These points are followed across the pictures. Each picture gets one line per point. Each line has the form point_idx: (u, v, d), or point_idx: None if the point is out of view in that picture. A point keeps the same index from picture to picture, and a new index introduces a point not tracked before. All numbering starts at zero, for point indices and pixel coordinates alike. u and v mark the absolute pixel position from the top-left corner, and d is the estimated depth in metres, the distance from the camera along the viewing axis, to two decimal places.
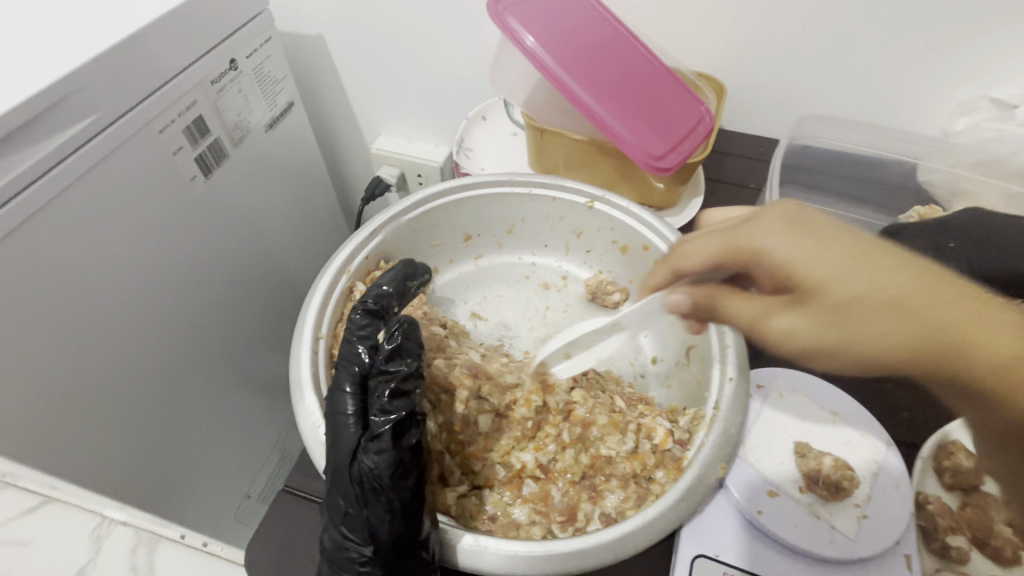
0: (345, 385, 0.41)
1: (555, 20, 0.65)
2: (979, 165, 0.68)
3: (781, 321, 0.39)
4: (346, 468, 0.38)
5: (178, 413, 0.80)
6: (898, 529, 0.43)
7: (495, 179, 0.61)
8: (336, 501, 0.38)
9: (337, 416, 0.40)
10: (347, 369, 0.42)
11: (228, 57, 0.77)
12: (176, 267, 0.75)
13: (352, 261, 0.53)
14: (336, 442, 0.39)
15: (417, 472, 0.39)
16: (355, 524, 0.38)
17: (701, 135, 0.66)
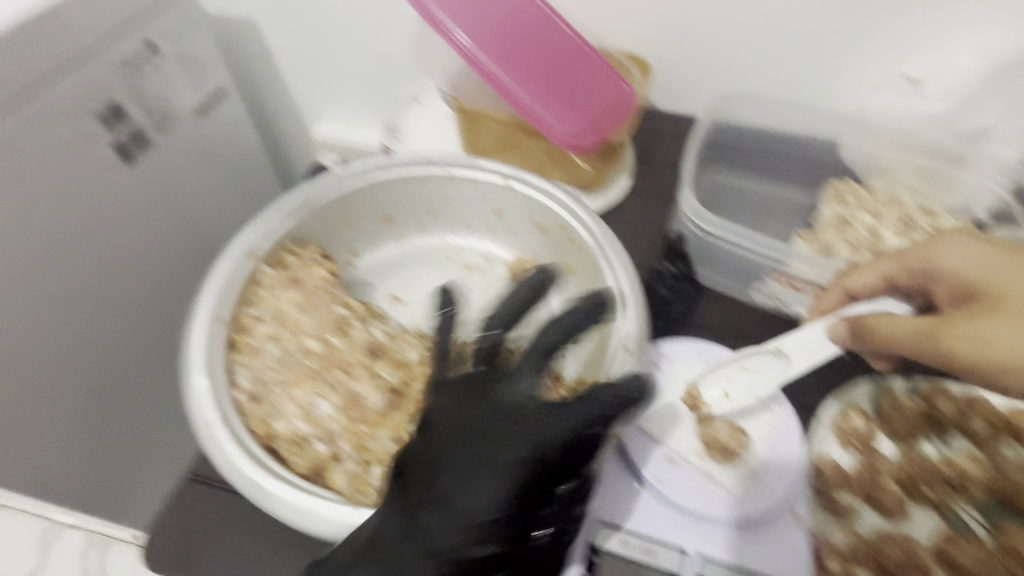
0: (501, 417, 0.43)
1: (483, 10, 0.65)
2: (892, 141, 0.71)
3: (961, 329, 0.44)
4: (500, 492, 0.40)
5: (124, 417, 0.77)
6: (787, 488, 0.47)
7: (409, 160, 0.61)
8: (445, 522, 0.40)
9: (508, 448, 0.41)
10: (480, 400, 0.44)
11: (144, 38, 0.70)
12: (110, 264, 0.71)
13: (257, 244, 0.53)
14: (496, 471, 0.41)
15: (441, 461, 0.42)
16: (449, 543, 0.39)
17: (619, 113, 0.68)
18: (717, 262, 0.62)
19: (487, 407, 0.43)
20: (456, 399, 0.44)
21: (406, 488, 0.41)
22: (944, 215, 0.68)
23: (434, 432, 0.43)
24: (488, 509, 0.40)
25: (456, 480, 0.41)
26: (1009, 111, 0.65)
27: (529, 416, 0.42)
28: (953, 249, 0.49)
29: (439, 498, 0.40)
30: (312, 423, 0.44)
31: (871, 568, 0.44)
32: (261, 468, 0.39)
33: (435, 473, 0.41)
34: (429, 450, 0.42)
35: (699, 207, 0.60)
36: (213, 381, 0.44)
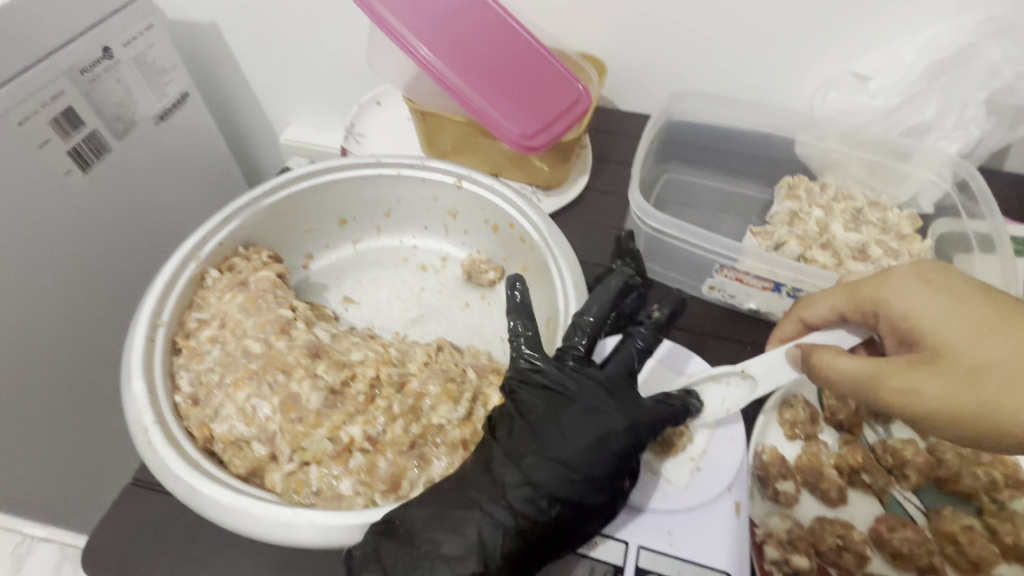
0: (590, 389, 0.45)
1: (442, 22, 0.65)
2: (844, 137, 0.71)
3: (904, 380, 0.41)
4: (604, 447, 0.42)
5: (95, 432, 0.76)
6: (729, 475, 0.46)
7: (359, 162, 0.62)
8: (547, 465, 0.41)
9: (617, 413, 0.43)
10: (585, 376, 0.45)
11: (100, 43, 0.69)
12: (70, 275, 0.68)
13: (204, 246, 0.54)
14: (604, 434, 0.42)
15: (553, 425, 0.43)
16: (557, 487, 0.40)
17: (576, 113, 0.67)
18: (667, 257, 0.64)
19: (575, 379, 0.45)
20: (575, 379, 0.45)
21: (513, 440, 0.42)
22: (892, 209, 0.70)
23: (537, 403, 0.44)
24: (591, 463, 0.41)
25: (553, 437, 0.42)
26: (947, 104, 0.67)
27: (622, 392, 0.45)
28: (900, 287, 0.43)
29: (540, 448, 0.42)
30: (251, 424, 0.44)
31: (807, 554, 0.45)
32: (194, 469, 0.40)
33: (542, 425, 0.43)
34: (546, 410, 0.43)
35: (645, 205, 0.60)
36: (149, 386, 0.44)
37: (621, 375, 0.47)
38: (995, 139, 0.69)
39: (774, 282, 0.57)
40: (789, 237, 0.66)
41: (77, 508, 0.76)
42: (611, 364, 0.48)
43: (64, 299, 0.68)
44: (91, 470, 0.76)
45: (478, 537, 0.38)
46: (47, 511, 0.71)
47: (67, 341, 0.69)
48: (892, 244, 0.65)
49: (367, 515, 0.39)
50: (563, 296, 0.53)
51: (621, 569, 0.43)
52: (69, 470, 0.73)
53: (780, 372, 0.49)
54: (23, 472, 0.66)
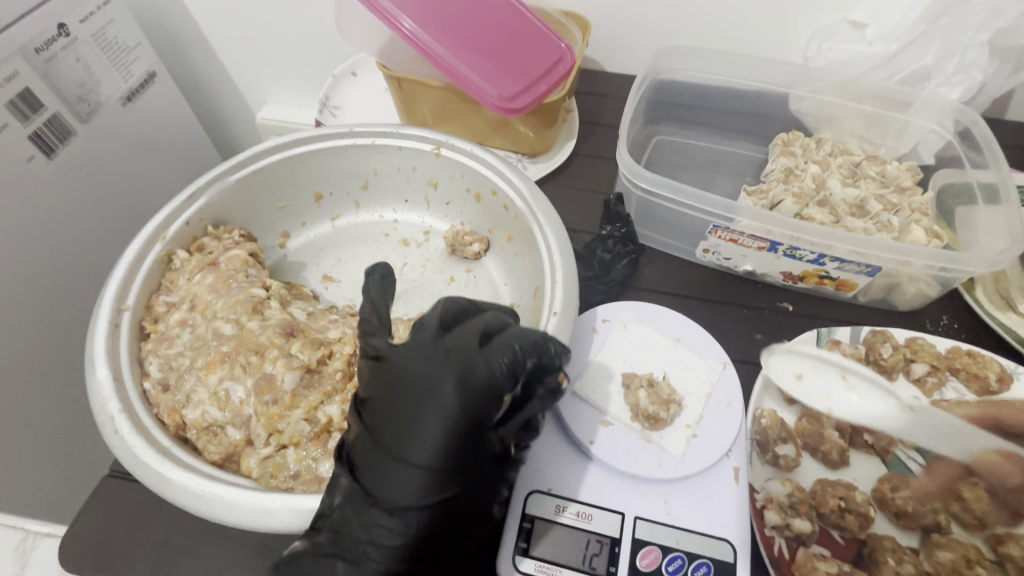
0: (421, 363, 0.38)
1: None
2: (839, 89, 0.68)
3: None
4: (448, 431, 0.36)
5: (77, 424, 0.74)
6: (727, 441, 0.46)
7: (333, 133, 0.60)
8: (392, 475, 0.36)
9: (449, 385, 0.36)
10: (415, 351, 0.38)
11: (54, 19, 0.64)
12: (46, 266, 0.66)
13: (169, 227, 0.52)
14: (442, 418, 0.36)
15: (390, 427, 0.37)
16: (407, 496, 0.36)
17: (559, 72, 0.63)
18: (659, 220, 0.61)
19: (405, 366, 0.38)
20: (406, 363, 0.38)
21: (360, 456, 0.38)
22: (891, 162, 0.67)
23: (371, 391, 0.39)
24: (433, 456, 0.36)
25: (391, 440, 0.37)
26: (946, 48, 0.63)
27: (460, 353, 0.37)
28: None
29: (381, 462, 0.37)
30: (225, 409, 0.43)
31: (808, 517, 0.43)
32: (163, 458, 0.39)
33: (378, 433, 0.37)
34: (379, 411, 0.38)
35: (633, 166, 0.57)
36: (115, 372, 0.43)
37: (470, 340, 0.38)
38: (996, 84, 0.66)
39: (769, 241, 0.54)
40: (785, 196, 0.63)
41: (69, 500, 0.76)
42: (456, 332, 0.39)
43: (40, 292, 0.65)
44: (75, 463, 0.75)
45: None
46: (38, 505, 0.70)
47: (44, 335, 0.66)
48: (891, 198, 0.63)
49: (349, 495, 0.38)
50: (551, 262, 0.51)
51: (618, 541, 0.42)
52: (55, 464, 0.71)
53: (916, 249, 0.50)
54: (10, 467, 0.64)
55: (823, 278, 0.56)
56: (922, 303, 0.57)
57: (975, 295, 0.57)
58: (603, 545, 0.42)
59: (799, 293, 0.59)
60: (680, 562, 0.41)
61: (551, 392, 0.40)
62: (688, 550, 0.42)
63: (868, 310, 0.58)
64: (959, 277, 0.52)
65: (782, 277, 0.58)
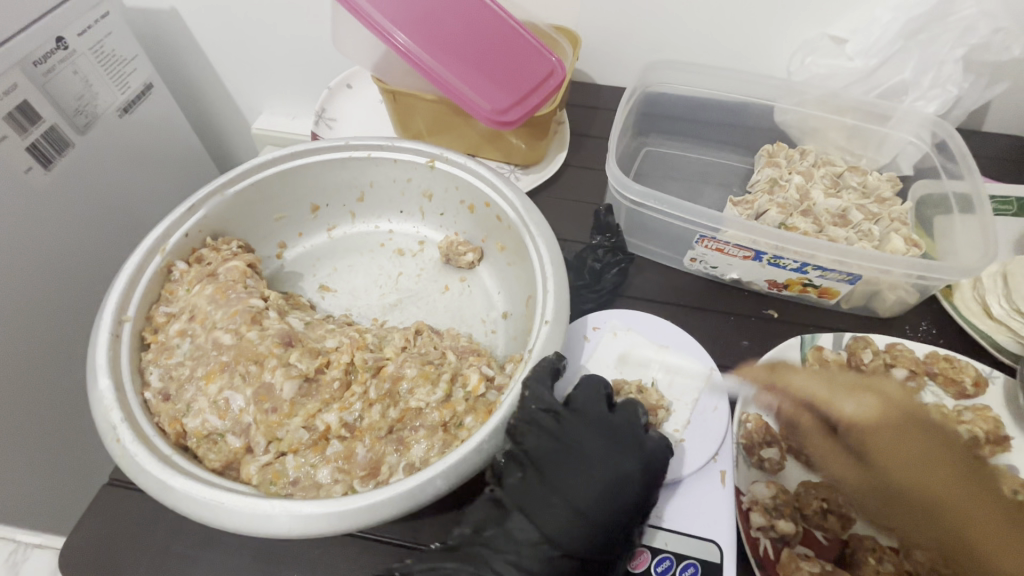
0: (600, 432, 0.44)
1: (417, 4, 0.63)
2: (822, 102, 0.70)
3: (837, 405, 0.49)
4: (616, 496, 0.41)
5: (75, 431, 0.74)
6: (712, 445, 0.47)
7: (328, 145, 0.61)
8: (559, 517, 0.40)
9: (630, 458, 0.42)
10: (592, 415, 0.45)
11: (52, 33, 0.65)
12: (46, 276, 0.67)
13: (169, 239, 0.53)
14: (618, 481, 0.41)
15: (563, 476, 0.42)
16: (567, 542, 0.40)
17: (550, 87, 0.65)
18: (648, 230, 0.63)
19: (581, 427, 0.44)
20: (579, 426, 0.44)
21: (522, 493, 0.42)
22: (872, 173, 0.69)
23: (538, 440, 0.43)
24: (600, 515, 0.40)
25: (563, 485, 0.41)
26: (923, 63, 0.66)
27: (635, 431, 0.44)
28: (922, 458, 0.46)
29: (549, 505, 0.41)
30: (224, 417, 0.44)
31: (792, 519, 0.45)
32: (165, 465, 0.40)
33: (550, 475, 0.42)
34: (552, 456, 0.43)
35: (622, 178, 0.59)
36: (117, 382, 0.44)
37: (640, 417, 0.45)
38: (972, 97, 0.69)
39: (754, 251, 0.56)
40: (770, 206, 0.65)
41: (66, 507, 0.76)
42: (629, 409, 0.45)
43: (37, 302, 0.66)
44: (71, 471, 0.75)
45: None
46: (35, 512, 0.71)
47: (41, 345, 0.67)
48: (872, 208, 0.65)
49: (347, 502, 0.38)
50: (543, 271, 0.52)
51: None
52: (52, 472, 0.72)
53: (895, 259, 0.52)
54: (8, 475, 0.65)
55: (807, 286, 0.58)
56: (902, 310, 0.59)
57: (952, 302, 0.59)
58: None
59: (783, 300, 0.61)
60: (668, 563, 0.43)
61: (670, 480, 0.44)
62: (676, 551, 0.43)
63: (850, 317, 0.60)
64: (936, 284, 0.54)
65: (767, 285, 0.60)
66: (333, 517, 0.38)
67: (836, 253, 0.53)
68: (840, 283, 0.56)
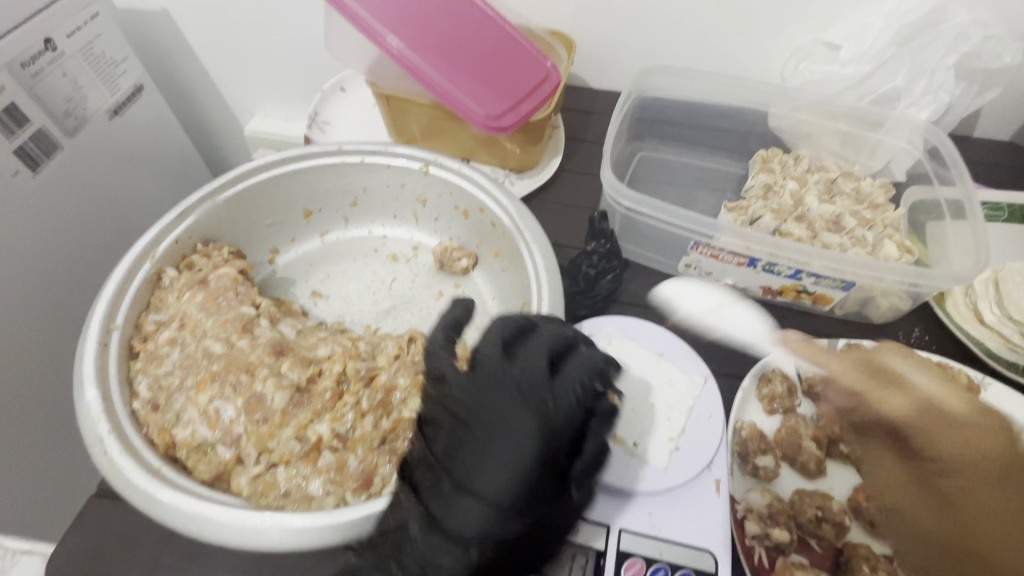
0: (493, 393, 0.42)
1: (411, 8, 0.63)
2: (816, 108, 0.71)
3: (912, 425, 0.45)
4: (512, 463, 0.40)
5: (64, 437, 0.73)
6: (707, 453, 0.47)
7: (321, 150, 0.61)
8: (460, 506, 0.39)
9: (527, 422, 0.41)
10: (490, 378, 0.43)
11: (40, 34, 0.64)
12: (34, 281, 0.66)
13: (159, 246, 0.53)
14: (512, 447, 0.40)
15: (456, 456, 0.41)
16: (469, 531, 0.39)
17: (545, 92, 0.65)
18: (643, 237, 0.63)
19: (479, 394, 0.42)
20: (471, 391, 0.43)
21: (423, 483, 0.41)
22: (866, 179, 0.69)
23: (437, 419, 0.43)
24: (500, 496, 0.39)
25: (465, 469, 0.40)
26: (916, 71, 0.66)
27: (534, 390, 0.42)
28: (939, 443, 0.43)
29: (448, 490, 0.40)
30: (214, 428, 0.43)
31: (787, 527, 0.45)
32: (153, 478, 0.39)
33: (448, 464, 0.41)
34: (449, 440, 0.42)
35: (617, 184, 0.59)
36: (104, 393, 0.43)
37: (543, 366, 0.43)
38: (963, 105, 0.69)
39: (748, 257, 0.56)
40: (764, 212, 0.65)
41: (55, 515, 0.75)
42: (528, 357, 0.44)
43: (25, 308, 0.65)
44: (60, 480, 0.74)
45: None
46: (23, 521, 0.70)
47: (29, 352, 0.66)
48: (865, 214, 0.65)
49: (339, 515, 0.38)
50: (537, 277, 0.52)
51: (603, 553, 0.43)
52: (40, 479, 0.71)
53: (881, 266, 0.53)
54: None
55: (801, 293, 0.58)
56: (895, 316, 0.59)
57: (945, 308, 0.59)
58: (589, 557, 0.43)
59: (777, 307, 0.61)
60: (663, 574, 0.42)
61: (604, 416, 0.44)
62: (671, 561, 0.42)
63: (843, 324, 0.61)
64: (928, 292, 0.54)
65: (761, 292, 0.60)
66: (326, 530, 0.37)
67: (826, 259, 0.54)
68: (833, 290, 0.57)
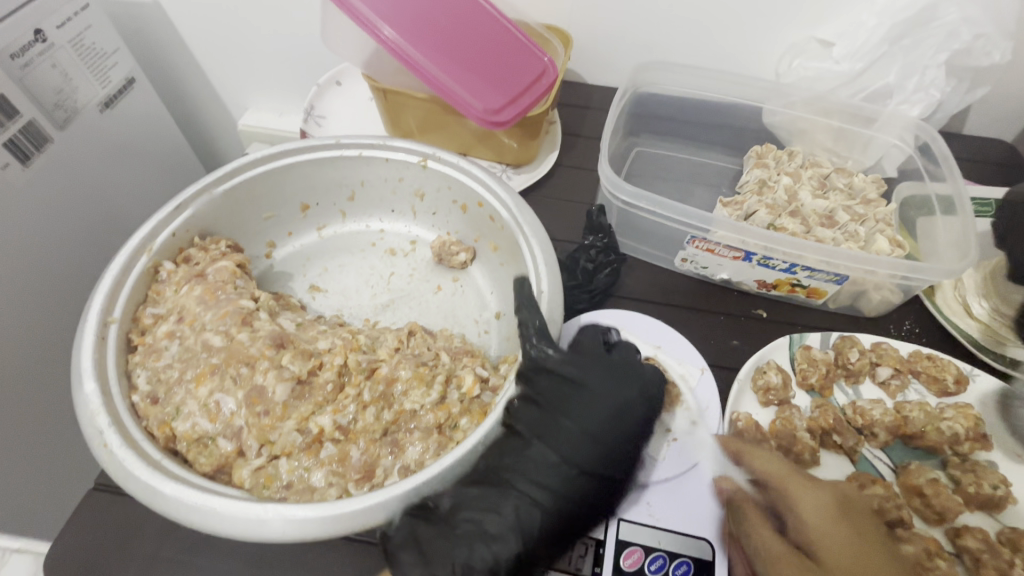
0: (599, 365, 0.48)
1: (407, 1, 0.63)
2: (809, 104, 0.71)
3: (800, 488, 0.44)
4: (623, 417, 0.45)
5: (58, 431, 0.73)
6: (703, 444, 0.49)
7: (320, 143, 0.60)
8: (577, 442, 0.44)
9: (635, 390, 0.46)
10: (596, 355, 0.48)
11: (30, 25, 0.63)
12: (25, 275, 0.65)
13: (156, 239, 0.52)
14: (624, 405, 0.46)
15: (571, 407, 0.45)
16: (588, 463, 0.44)
17: (542, 86, 0.65)
18: (640, 231, 0.63)
19: (585, 364, 0.47)
20: (580, 359, 0.48)
21: (531, 428, 0.44)
22: (858, 174, 0.70)
23: (543, 382, 0.47)
24: (615, 438, 0.45)
25: (576, 418, 0.45)
26: (907, 68, 0.67)
27: (636, 367, 0.48)
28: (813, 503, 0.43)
29: (566, 432, 0.44)
30: (215, 420, 0.43)
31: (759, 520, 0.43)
32: (154, 470, 0.39)
33: (560, 411, 0.45)
34: (559, 395, 0.46)
35: (615, 178, 0.59)
36: (103, 386, 0.43)
37: (635, 355, 0.50)
38: (953, 102, 0.70)
39: (744, 251, 0.57)
40: (759, 207, 0.66)
41: (50, 510, 0.75)
42: (624, 345, 0.51)
43: (17, 302, 0.64)
44: (53, 477, 0.74)
45: (518, 517, 0.41)
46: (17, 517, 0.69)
47: (21, 346, 0.65)
48: (858, 209, 0.66)
49: (342, 506, 0.38)
50: (536, 269, 0.52)
51: (603, 542, 0.44)
52: (33, 474, 0.70)
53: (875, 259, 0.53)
54: None
55: (795, 286, 0.59)
56: (887, 309, 0.60)
57: (934, 300, 0.60)
58: (588, 547, 0.44)
59: (772, 300, 0.62)
60: (662, 561, 0.43)
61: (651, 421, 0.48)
62: (669, 550, 0.43)
63: (838, 317, 0.61)
64: (920, 285, 0.55)
65: (756, 285, 0.61)
66: (328, 522, 0.37)
67: (823, 252, 0.54)
68: (827, 284, 0.57)
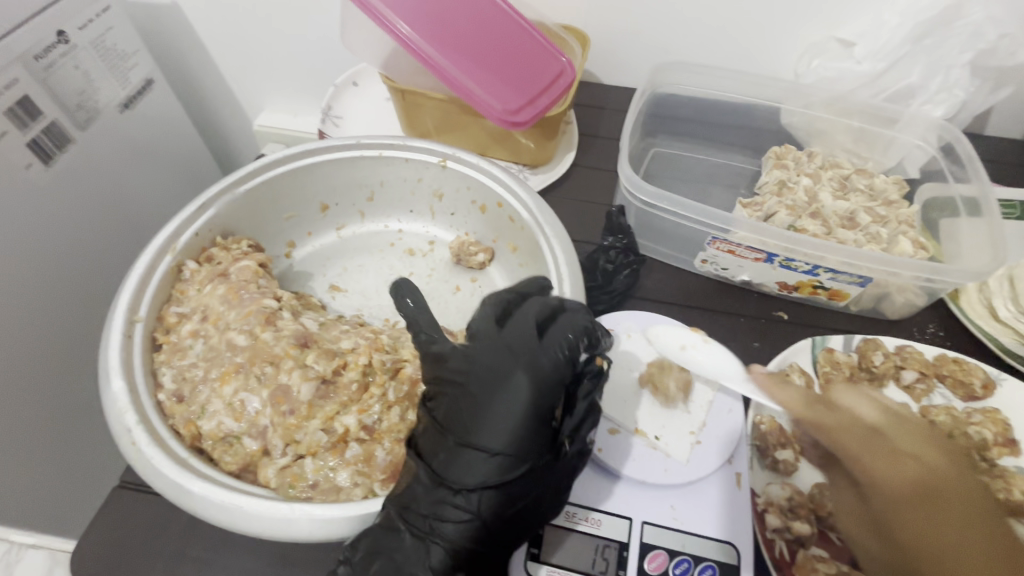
0: (483, 357, 0.42)
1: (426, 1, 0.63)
2: (829, 104, 0.71)
3: (905, 438, 0.43)
4: (509, 415, 0.39)
5: (81, 429, 0.74)
6: (726, 447, 0.48)
7: (339, 143, 0.61)
8: (462, 459, 0.39)
9: (518, 377, 0.40)
10: (481, 348, 0.42)
11: (53, 26, 0.64)
12: (49, 275, 0.66)
13: (179, 238, 0.53)
14: (506, 401, 0.39)
15: (453, 420, 0.40)
16: (474, 480, 0.38)
17: (561, 87, 0.65)
18: (659, 232, 0.63)
19: (476, 357, 0.42)
20: (461, 355, 0.42)
21: (426, 446, 0.41)
22: (879, 175, 0.69)
23: (440, 390, 0.42)
24: (503, 440, 0.38)
25: (461, 428, 0.40)
26: (930, 68, 0.66)
27: (522, 348, 0.41)
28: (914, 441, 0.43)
29: (454, 450, 0.39)
30: (241, 419, 0.43)
31: (807, 520, 0.45)
32: (182, 469, 0.39)
33: (450, 422, 0.40)
34: (448, 409, 0.41)
35: (635, 179, 0.59)
36: (130, 384, 0.43)
37: (528, 330, 0.42)
38: (977, 102, 0.69)
39: (765, 253, 0.56)
40: (779, 208, 0.65)
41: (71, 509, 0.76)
42: (515, 324, 0.43)
43: (43, 302, 0.65)
44: (76, 476, 0.74)
45: (425, 552, 0.38)
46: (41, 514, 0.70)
47: (45, 346, 0.66)
48: (880, 210, 0.65)
49: (370, 505, 0.39)
50: (559, 269, 0.52)
51: (626, 545, 0.44)
52: (56, 473, 0.71)
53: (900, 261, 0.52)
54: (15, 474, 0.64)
55: (817, 288, 0.59)
56: (910, 312, 0.59)
57: (959, 304, 0.59)
58: (611, 550, 0.44)
59: (793, 303, 0.62)
60: (686, 565, 0.43)
61: (592, 382, 0.43)
62: (693, 554, 0.43)
63: (860, 320, 0.61)
64: (944, 287, 0.54)
65: (777, 287, 0.60)
66: (357, 521, 0.39)
67: (846, 254, 0.54)
68: (849, 287, 0.57)
